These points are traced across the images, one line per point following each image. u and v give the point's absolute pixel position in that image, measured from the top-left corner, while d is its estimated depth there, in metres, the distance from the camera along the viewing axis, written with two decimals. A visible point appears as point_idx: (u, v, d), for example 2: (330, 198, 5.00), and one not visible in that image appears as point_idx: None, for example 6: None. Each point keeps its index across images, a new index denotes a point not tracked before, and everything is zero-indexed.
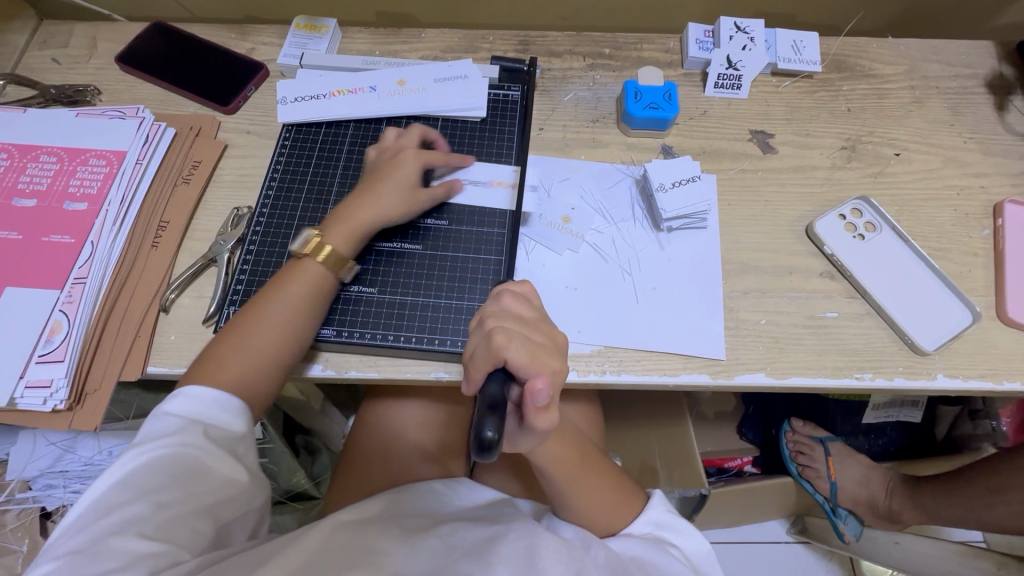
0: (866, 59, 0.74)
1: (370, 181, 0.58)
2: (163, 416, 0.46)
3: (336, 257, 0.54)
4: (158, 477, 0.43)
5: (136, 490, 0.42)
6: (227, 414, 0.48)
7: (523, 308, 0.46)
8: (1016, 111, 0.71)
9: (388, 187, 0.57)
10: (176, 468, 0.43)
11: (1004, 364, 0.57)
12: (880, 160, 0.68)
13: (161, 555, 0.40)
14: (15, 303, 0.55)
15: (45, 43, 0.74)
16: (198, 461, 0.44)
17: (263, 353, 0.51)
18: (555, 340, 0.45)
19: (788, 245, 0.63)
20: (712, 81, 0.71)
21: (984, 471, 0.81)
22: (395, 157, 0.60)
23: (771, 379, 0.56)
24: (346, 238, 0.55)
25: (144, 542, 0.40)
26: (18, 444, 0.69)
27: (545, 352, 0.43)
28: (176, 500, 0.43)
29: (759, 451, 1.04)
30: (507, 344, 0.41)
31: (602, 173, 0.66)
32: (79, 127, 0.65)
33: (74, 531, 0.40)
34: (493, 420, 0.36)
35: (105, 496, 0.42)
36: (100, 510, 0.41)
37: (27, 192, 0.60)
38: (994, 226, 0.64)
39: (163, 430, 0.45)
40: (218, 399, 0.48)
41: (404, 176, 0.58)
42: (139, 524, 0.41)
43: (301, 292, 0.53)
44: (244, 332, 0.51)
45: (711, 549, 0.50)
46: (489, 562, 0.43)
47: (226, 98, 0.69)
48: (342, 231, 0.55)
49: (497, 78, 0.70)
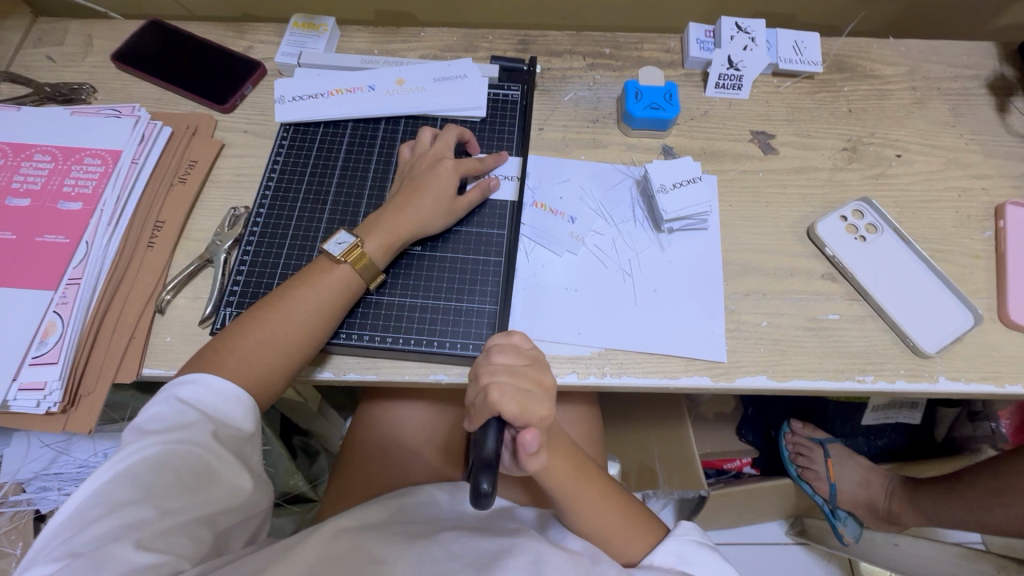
0: (867, 60, 0.74)
1: (409, 185, 0.58)
2: (172, 407, 0.46)
3: (372, 266, 0.55)
4: (165, 477, 0.43)
5: (141, 490, 0.42)
6: (237, 414, 0.48)
7: (513, 357, 0.46)
8: (1017, 113, 0.71)
9: (428, 193, 0.57)
10: (184, 468, 0.43)
11: (1005, 367, 0.57)
12: (882, 161, 0.67)
13: (162, 565, 0.39)
14: (10, 304, 0.55)
15: (39, 40, 0.74)
16: (207, 462, 0.44)
17: (278, 352, 0.51)
18: (545, 383, 0.46)
19: (789, 247, 0.62)
20: (713, 81, 0.70)
21: (985, 474, 0.81)
22: (435, 161, 0.59)
23: (771, 382, 0.56)
24: (382, 247, 0.55)
25: (145, 549, 0.39)
26: (13, 446, 0.68)
27: (534, 398, 0.45)
28: (182, 503, 0.42)
29: (759, 453, 1.04)
30: (499, 399, 0.43)
31: (602, 174, 0.66)
32: (74, 127, 0.64)
33: (76, 531, 0.39)
34: (487, 471, 0.41)
35: (109, 493, 0.41)
36: (104, 509, 0.40)
37: (21, 191, 0.60)
38: (996, 228, 0.63)
39: (175, 425, 0.45)
40: (228, 395, 0.48)
41: (444, 182, 0.58)
42: (141, 529, 0.40)
43: (321, 293, 0.53)
44: (262, 329, 0.51)
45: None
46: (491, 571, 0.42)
47: (223, 97, 0.69)
48: (381, 239, 0.55)
49: (497, 78, 0.69)
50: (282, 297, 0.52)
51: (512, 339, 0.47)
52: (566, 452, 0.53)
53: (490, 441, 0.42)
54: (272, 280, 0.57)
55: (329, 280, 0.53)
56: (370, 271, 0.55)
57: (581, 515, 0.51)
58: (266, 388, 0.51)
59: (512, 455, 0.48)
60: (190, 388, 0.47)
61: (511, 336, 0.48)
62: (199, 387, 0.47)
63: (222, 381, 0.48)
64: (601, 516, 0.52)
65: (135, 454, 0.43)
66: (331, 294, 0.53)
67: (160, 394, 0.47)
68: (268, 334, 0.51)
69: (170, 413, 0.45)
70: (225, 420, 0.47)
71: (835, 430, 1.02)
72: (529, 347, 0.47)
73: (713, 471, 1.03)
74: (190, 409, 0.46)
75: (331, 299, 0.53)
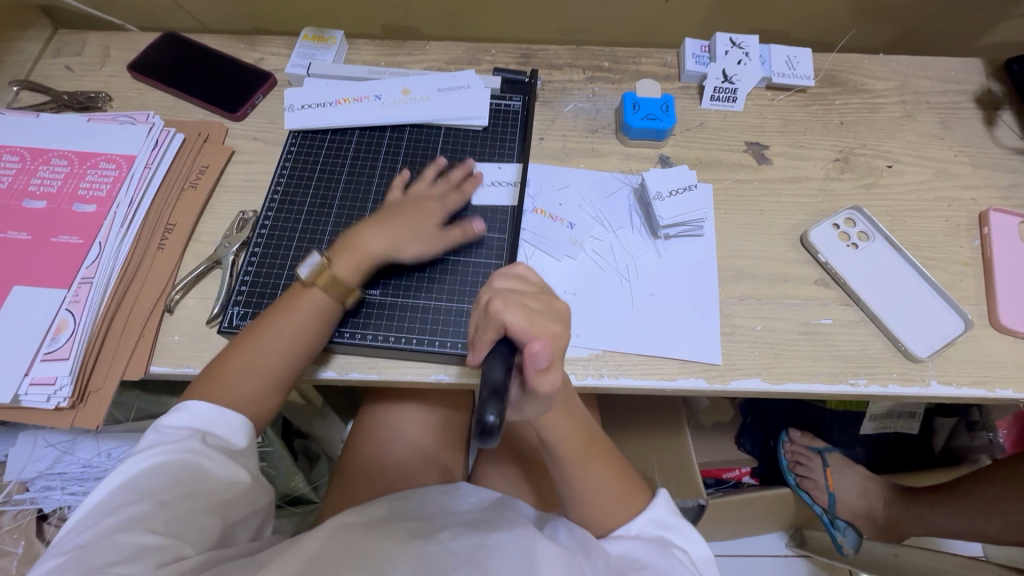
0: (858, 75, 0.76)
1: (393, 211, 0.60)
2: (167, 416, 0.48)
3: (344, 287, 0.55)
4: (158, 478, 0.44)
5: (138, 491, 0.43)
6: (228, 416, 0.50)
7: (514, 283, 0.48)
8: (1004, 126, 0.73)
9: (407, 220, 0.59)
10: (175, 468, 0.45)
11: (996, 372, 0.58)
12: (873, 171, 0.69)
13: (165, 550, 0.41)
14: (24, 302, 0.56)
15: (59, 51, 0.76)
16: (197, 462, 0.45)
17: (264, 373, 0.52)
18: (552, 308, 0.46)
19: (783, 253, 0.64)
20: (708, 93, 0.73)
21: (983, 481, 0.82)
22: (425, 195, 0.62)
23: (766, 384, 0.57)
24: (353, 269, 0.56)
25: (148, 536, 0.41)
26: (18, 445, 0.69)
27: (543, 317, 0.44)
28: (178, 496, 0.44)
29: (760, 462, 1.04)
30: (504, 309, 0.43)
31: (601, 182, 0.68)
32: (90, 133, 0.66)
33: (79, 530, 0.41)
34: (495, 397, 0.38)
35: (109, 499, 0.43)
36: (106, 511, 0.42)
37: (38, 194, 0.62)
38: (983, 235, 0.65)
39: (166, 434, 0.47)
40: (220, 401, 0.50)
41: (426, 220, 0.59)
42: (142, 520, 0.42)
43: (297, 314, 0.53)
44: (245, 352, 0.52)
45: (712, 557, 0.51)
46: (488, 570, 0.42)
47: (234, 106, 0.71)
48: (350, 260, 0.56)
49: (499, 89, 0.72)
50: (262, 321, 0.54)
51: (517, 271, 0.49)
52: (573, 411, 0.54)
53: (496, 370, 0.41)
54: (278, 281, 0.59)
55: (302, 304, 0.54)
56: (340, 291, 0.55)
57: (576, 470, 0.54)
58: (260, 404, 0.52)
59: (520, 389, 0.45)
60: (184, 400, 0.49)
61: (515, 268, 0.50)
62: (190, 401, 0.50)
63: (210, 399, 0.50)
64: (599, 489, 0.53)
65: (131, 463, 0.45)
66: (300, 318, 0.53)
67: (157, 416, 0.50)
68: (250, 357, 0.52)
69: (163, 427, 0.48)
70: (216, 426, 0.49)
71: (832, 438, 1.02)
72: (535, 278, 0.49)
73: (712, 482, 1.02)
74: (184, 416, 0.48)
75: (307, 317, 0.53)
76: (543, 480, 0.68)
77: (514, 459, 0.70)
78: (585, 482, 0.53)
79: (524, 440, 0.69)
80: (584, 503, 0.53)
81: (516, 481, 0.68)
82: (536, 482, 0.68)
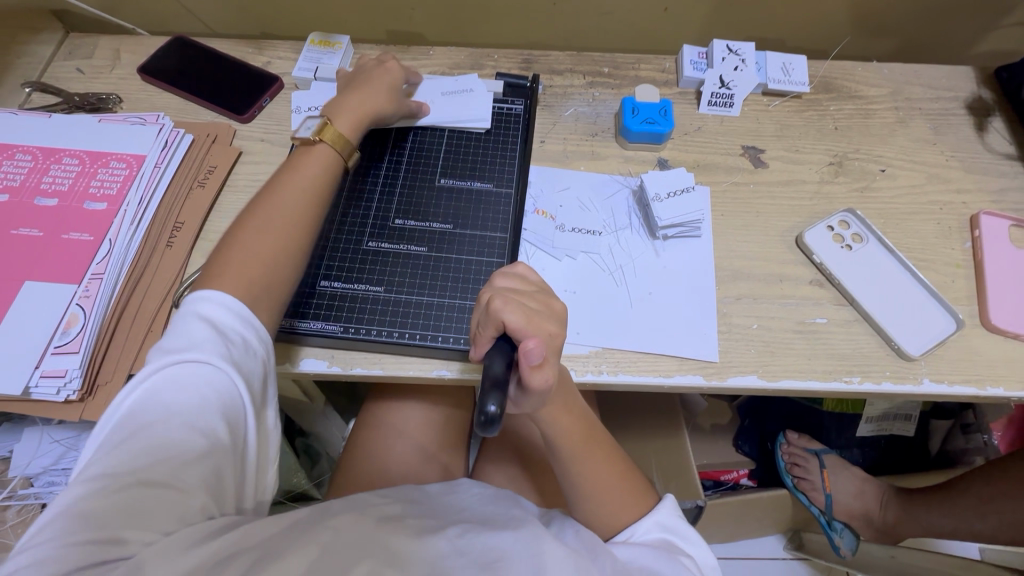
0: (852, 82, 0.78)
1: (356, 83, 0.65)
2: (194, 333, 0.47)
3: (344, 140, 0.61)
4: (189, 398, 0.43)
5: (164, 412, 0.42)
6: (250, 346, 0.48)
7: (515, 283, 0.49)
8: (994, 132, 0.74)
9: (373, 86, 0.65)
10: (206, 390, 0.43)
11: (987, 370, 0.59)
12: (867, 175, 0.71)
13: (193, 493, 0.40)
14: (35, 297, 0.57)
15: (70, 53, 0.78)
16: (227, 388, 0.44)
17: (275, 227, 0.54)
18: (551, 307, 0.47)
19: (779, 254, 0.65)
20: (706, 99, 0.74)
21: (978, 481, 0.84)
22: (378, 62, 0.68)
23: (762, 381, 0.58)
24: (352, 126, 0.62)
25: (167, 476, 0.39)
26: (24, 440, 0.70)
27: (541, 316, 0.45)
28: (198, 423, 0.42)
29: (756, 464, 1.06)
30: (504, 308, 0.44)
31: (601, 183, 0.69)
32: (102, 133, 0.68)
33: (104, 453, 0.40)
34: (494, 392, 0.39)
35: (140, 414, 0.42)
36: (135, 429, 0.41)
37: (49, 192, 0.63)
38: (973, 237, 0.66)
39: (194, 347, 0.45)
40: (242, 321, 0.48)
41: (390, 75, 0.67)
42: (172, 452, 0.41)
43: (302, 173, 0.58)
44: (256, 218, 0.54)
45: (719, 565, 0.51)
46: (498, 571, 0.42)
47: (242, 108, 0.73)
48: (349, 121, 0.62)
49: (501, 93, 0.73)
50: (271, 188, 0.57)
51: (518, 270, 0.50)
52: (572, 406, 0.54)
53: (497, 366, 0.42)
54: None
55: (310, 160, 0.59)
56: (344, 145, 0.61)
57: (579, 469, 0.55)
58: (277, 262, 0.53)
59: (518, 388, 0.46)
60: (207, 317, 0.48)
61: (516, 267, 0.51)
62: (220, 307, 0.48)
63: (233, 298, 0.49)
64: (603, 487, 0.54)
65: (161, 381, 0.44)
66: (312, 177, 0.58)
67: (183, 319, 0.48)
68: (262, 219, 0.54)
69: (187, 342, 0.46)
70: (243, 346, 0.48)
71: (830, 441, 1.03)
72: (535, 278, 0.50)
73: (711, 483, 1.03)
74: (210, 337, 0.46)
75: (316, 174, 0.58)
76: (544, 477, 0.69)
77: (516, 458, 0.70)
78: (588, 481, 0.54)
79: (526, 438, 0.71)
80: (586, 500, 0.55)
81: (517, 477, 0.69)
82: (538, 479, 0.69)
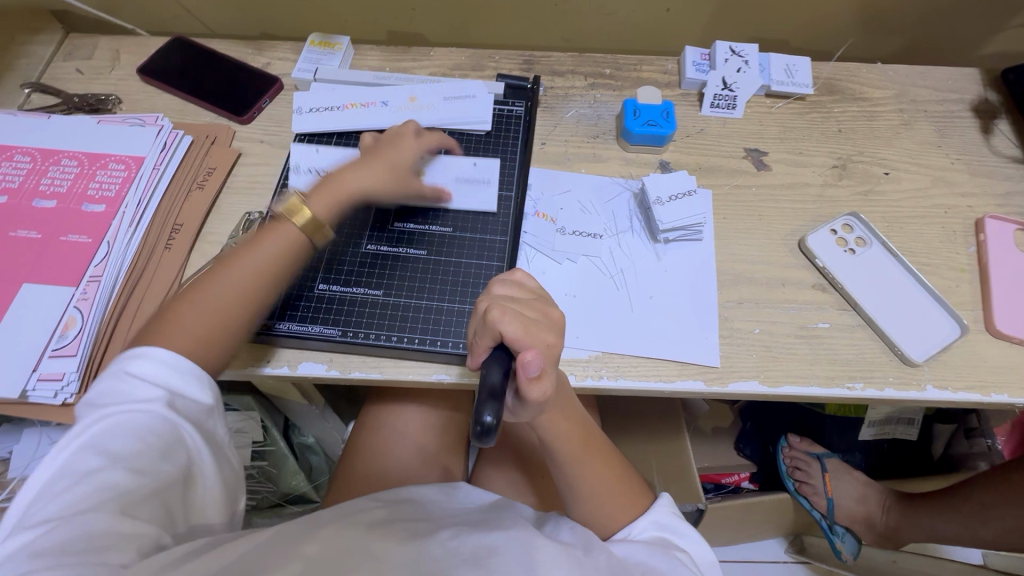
0: (856, 83, 0.77)
1: (366, 155, 0.62)
2: (133, 380, 0.46)
3: (311, 220, 0.56)
4: (134, 445, 0.43)
5: (109, 457, 0.42)
6: (196, 388, 0.49)
7: (513, 290, 0.49)
8: (1001, 135, 0.74)
9: (378, 164, 0.60)
10: (151, 436, 0.44)
11: (992, 376, 0.58)
12: (871, 178, 0.70)
13: (146, 532, 0.40)
14: (32, 299, 0.57)
15: (70, 54, 0.78)
16: (169, 430, 0.45)
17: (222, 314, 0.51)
18: (550, 315, 0.47)
19: (782, 258, 0.65)
20: (708, 101, 0.74)
21: (980, 486, 0.83)
22: (393, 135, 0.64)
23: (763, 387, 0.57)
24: (327, 205, 0.57)
25: (122, 516, 0.40)
26: (23, 442, 0.71)
27: (539, 325, 0.45)
28: (149, 467, 0.43)
29: (757, 468, 1.04)
30: (502, 318, 0.44)
31: (602, 186, 0.69)
32: (100, 134, 0.68)
33: (47, 501, 0.40)
34: (492, 401, 0.39)
35: (75, 464, 0.42)
36: (73, 478, 0.41)
37: (47, 194, 0.63)
38: (978, 241, 0.66)
39: (135, 398, 0.46)
40: (186, 367, 0.49)
41: (402, 153, 0.62)
42: (119, 497, 0.41)
43: (257, 249, 0.54)
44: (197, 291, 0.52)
45: (717, 560, 0.50)
46: (491, 568, 0.42)
47: (242, 109, 0.72)
48: (328, 200, 0.58)
49: (502, 94, 0.73)
50: (226, 259, 0.54)
51: (515, 277, 0.50)
52: (570, 412, 0.54)
53: (495, 376, 0.41)
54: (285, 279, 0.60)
55: (269, 236, 0.55)
56: (309, 223, 0.56)
57: (578, 476, 0.54)
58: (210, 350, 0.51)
59: (516, 398, 0.45)
60: (144, 364, 0.47)
61: (513, 274, 0.51)
62: (163, 356, 0.48)
63: (173, 353, 0.49)
64: (600, 492, 0.54)
65: (103, 428, 0.44)
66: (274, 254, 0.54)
67: (118, 369, 0.48)
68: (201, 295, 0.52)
69: (128, 388, 0.46)
70: (189, 391, 0.48)
71: (832, 445, 1.02)
72: (532, 285, 0.50)
73: (712, 487, 1.04)
74: (150, 384, 0.47)
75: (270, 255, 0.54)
76: (543, 481, 0.68)
77: (515, 463, 0.70)
78: (586, 487, 0.54)
79: (525, 442, 0.70)
80: (585, 507, 0.54)
81: (516, 482, 0.68)
82: (537, 481, 0.68)
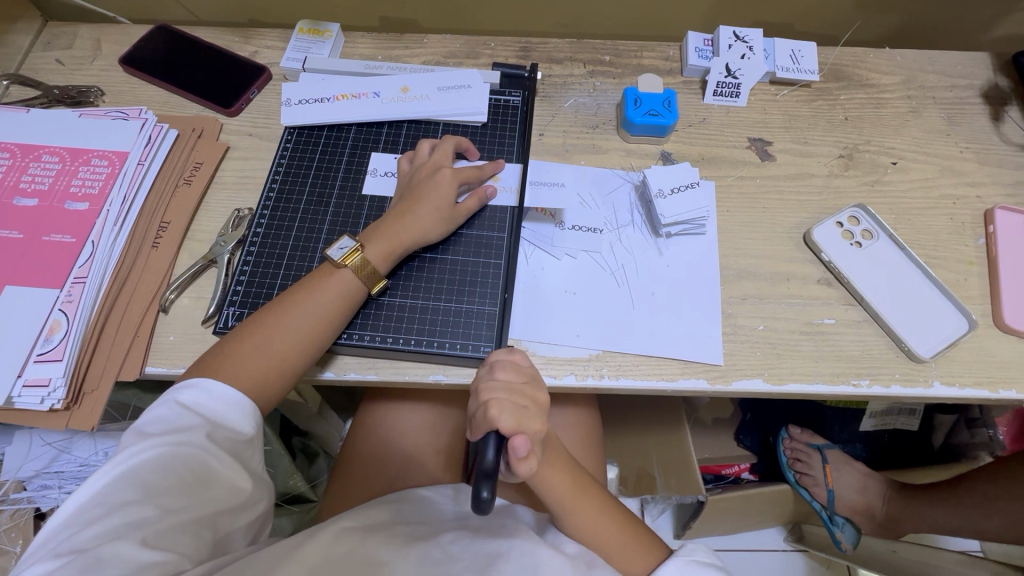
0: (863, 69, 0.75)
1: (407, 197, 0.59)
2: (176, 408, 0.46)
3: (373, 272, 0.55)
4: (167, 477, 0.43)
5: (143, 489, 0.42)
6: (237, 418, 0.48)
7: (512, 374, 0.47)
8: (1011, 122, 0.72)
9: (424, 206, 0.58)
10: (185, 467, 0.44)
11: (1000, 373, 0.57)
12: (877, 168, 0.68)
13: (164, 564, 0.40)
14: (16, 302, 0.55)
15: (49, 43, 0.75)
16: (205, 462, 0.44)
17: (277, 351, 0.51)
18: (541, 400, 0.48)
19: (787, 252, 0.63)
20: (711, 88, 0.72)
21: (983, 479, 0.84)
22: (435, 170, 0.60)
23: (768, 385, 0.56)
24: (385, 256, 0.56)
25: (146, 550, 0.39)
26: (15, 443, 0.68)
27: (529, 411, 0.46)
28: (182, 502, 0.43)
29: (758, 458, 1.03)
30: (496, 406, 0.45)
31: (601, 179, 0.67)
32: (83, 128, 0.65)
33: (77, 528, 0.39)
34: (487, 480, 0.40)
35: (108, 493, 0.41)
36: (105, 508, 0.40)
37: (28, 191, 0.61)
38: (987, 233, 0.64)
39: (174, 426, 0.45)
40: (229, 397, 0.48)
41: (444, 190, 0.59)
42: (144, 527, 0.40)
43: (320, 297, 0.53)
44: (259, 331, 0.51)
45: None
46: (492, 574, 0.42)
47: (229, 100, 0.70)
48: (383, 246, 0.56)
49: (498, 83, 0.71)
50: (286, 301, 0.53)
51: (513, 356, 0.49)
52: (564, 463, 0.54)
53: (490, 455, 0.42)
54: (275, 280, 0.58)
55: (331, 283, 0.54)
56: (370, 276, 0.55)
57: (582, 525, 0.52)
58: (262, 393, 0.51)
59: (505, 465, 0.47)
60: (191, 393, 0.47)
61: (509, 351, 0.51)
62: (205, 389, 0.48)
63: (224, 385, 0.48)
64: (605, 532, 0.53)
65: (139, 457, 0.43)
66: (331, 299, 0.53)
67: (165, 395, 0.48)
68: (264, 337, 0.51)
69: (171, 415, 0.46)
70: (227, 423, 0.47)
71: (834, 436, 1.02)
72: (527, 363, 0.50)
73: (711, 477, 1.01)
74: (190, 413, 0.46)
75: (329, 305, 0.53)
76: None
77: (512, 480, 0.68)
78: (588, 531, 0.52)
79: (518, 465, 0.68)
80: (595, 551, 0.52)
81: None
82: None
